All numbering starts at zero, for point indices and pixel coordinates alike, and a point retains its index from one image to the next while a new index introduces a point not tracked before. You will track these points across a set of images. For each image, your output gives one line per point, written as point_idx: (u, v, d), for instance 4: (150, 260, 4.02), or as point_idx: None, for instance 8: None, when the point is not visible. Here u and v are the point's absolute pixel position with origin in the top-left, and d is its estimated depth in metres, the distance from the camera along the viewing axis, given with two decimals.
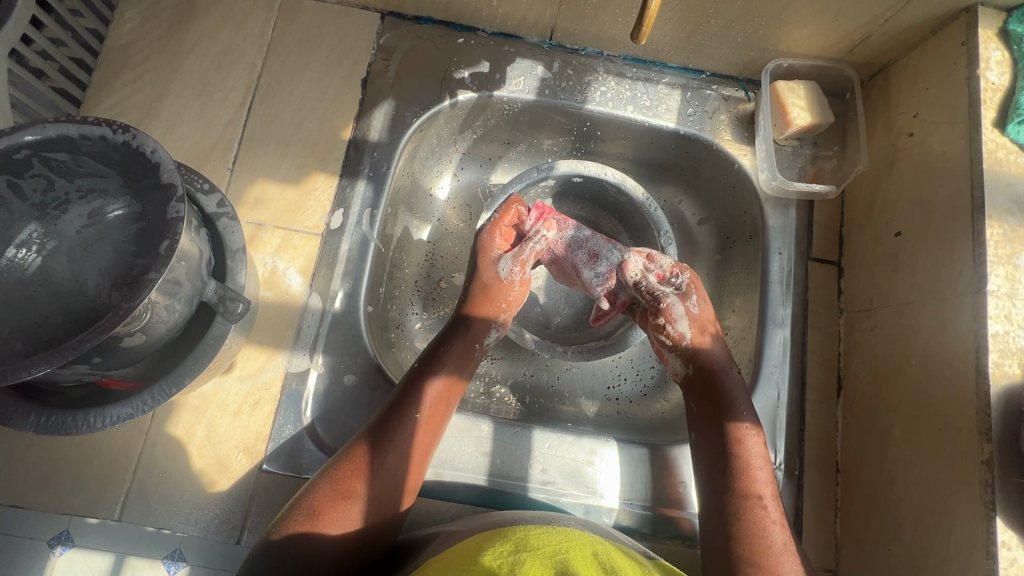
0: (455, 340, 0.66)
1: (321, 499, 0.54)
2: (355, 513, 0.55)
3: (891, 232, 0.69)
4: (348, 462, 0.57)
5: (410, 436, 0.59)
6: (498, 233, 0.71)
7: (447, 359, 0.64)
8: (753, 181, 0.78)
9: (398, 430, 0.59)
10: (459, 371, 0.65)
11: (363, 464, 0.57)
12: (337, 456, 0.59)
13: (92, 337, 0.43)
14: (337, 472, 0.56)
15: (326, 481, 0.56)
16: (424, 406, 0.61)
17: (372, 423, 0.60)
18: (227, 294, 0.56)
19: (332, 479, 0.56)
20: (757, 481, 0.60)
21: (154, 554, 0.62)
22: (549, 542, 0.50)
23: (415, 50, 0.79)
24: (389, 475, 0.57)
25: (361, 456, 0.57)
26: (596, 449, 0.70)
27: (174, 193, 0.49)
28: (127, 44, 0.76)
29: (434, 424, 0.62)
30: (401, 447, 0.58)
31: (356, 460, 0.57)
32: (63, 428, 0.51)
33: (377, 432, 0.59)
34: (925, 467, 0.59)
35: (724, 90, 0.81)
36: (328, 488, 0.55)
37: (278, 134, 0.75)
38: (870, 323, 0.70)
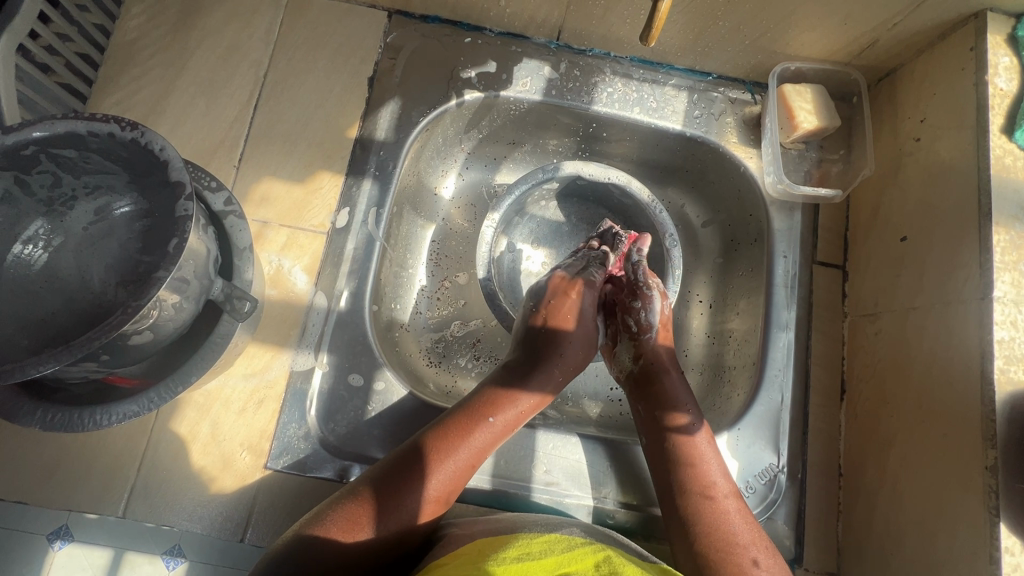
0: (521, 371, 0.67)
1: (357, 510, 0.55)
2: (383, 529, 0.55)
3: (896, 236, 0.69)
4: (396, 473, 0.58)
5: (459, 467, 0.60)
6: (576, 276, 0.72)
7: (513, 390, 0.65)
8: (759, 183, 0.78)
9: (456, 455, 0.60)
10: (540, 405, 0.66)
11: (412, 479, 0.57)
12: (379, 467, 0.59)
13: (100, 333, 0.43)
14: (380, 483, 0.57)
15: (372, 489, 0.56)
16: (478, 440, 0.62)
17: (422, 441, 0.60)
18: (234, 293, 0.55)
19: (368, 492, 0.56)
20: (710, 483, 0.62)
21: (152, 550, 0.62)
22: (552, 551, 0.51)
23: (422, 49, 0.79)
24: (425, 499, 0.58)
25: (417, 474, 0.58)
26: (599, 451, 0.70)
27: (182, 191, 0.49)
28: (133, 40, 0.75)
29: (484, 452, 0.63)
30: (444, 474, 0.59)
31: (408, 474, 0.58)
32: (69, 425, 0.50)
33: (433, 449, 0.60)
34: (928, 471, 0.59)
35: (731, 93, 0.81)
36: (372, 497, 0.56)
37: (285, 132, 0.75)
38: (874, 327, 0.70)
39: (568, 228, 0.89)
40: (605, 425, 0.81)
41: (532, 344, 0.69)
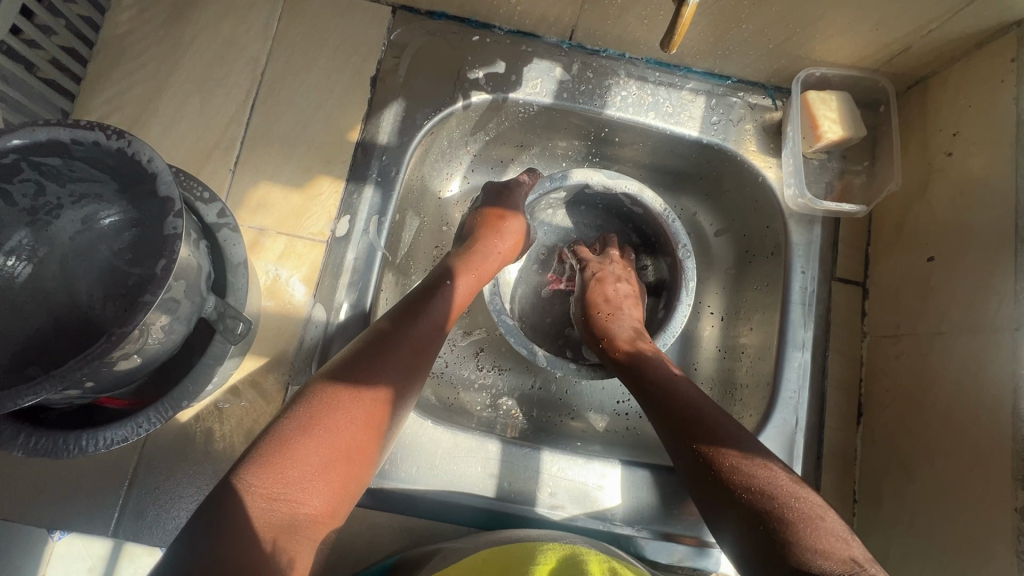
0: (426, 302, 0.60)
1: (269, 470, 0.46)
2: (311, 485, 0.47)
3: (922, 256, 0.66)
4: (284, 432, 0.48)
5: (378, 392, 0.52)
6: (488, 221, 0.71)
7: (422, 323, 0.58)
8: (778, 196, 0.75)
9: (358, 396, 0.51)
10: (441, 325, 0.60)
11: (326, 422, 0.49)
12: (283, 419, 0.49)
13: (83, 363, 0.40)
14: (267, 447, 0.47)
15: (261, 455, 0.47)
16: (389, 359, 0.54)
17: (330, 373, 0.53)
18: (227, 311, 0.53)
19: (275, 447, 0.47)
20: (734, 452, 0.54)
21: (150, 543, 0.61)
22: (564, 556, 0.53)
23: (427, 47, 0.75)
24: (352, 440, 0.50)
25: (313, 428, 0.48)
26: (605, 473, 0.67)
27: (171, 207, 0.46)
28: (124, 34, 0.72)
29: (401, 393, 0.55)
30: (364, 404, 0.51)
31: (298, 433, 0.48)
32: (53, 451, 0.47)
33: (327, 398, 0.51)
34: (952, 507, 0.56)
35: (751, 98, 0.78)
36: (266, 464, 0.46)
37: (283, 134, 0.71)
38: (896, 350, 0.67)
39: (577, 236, 0.86)
40: (612, 442, 0.78)
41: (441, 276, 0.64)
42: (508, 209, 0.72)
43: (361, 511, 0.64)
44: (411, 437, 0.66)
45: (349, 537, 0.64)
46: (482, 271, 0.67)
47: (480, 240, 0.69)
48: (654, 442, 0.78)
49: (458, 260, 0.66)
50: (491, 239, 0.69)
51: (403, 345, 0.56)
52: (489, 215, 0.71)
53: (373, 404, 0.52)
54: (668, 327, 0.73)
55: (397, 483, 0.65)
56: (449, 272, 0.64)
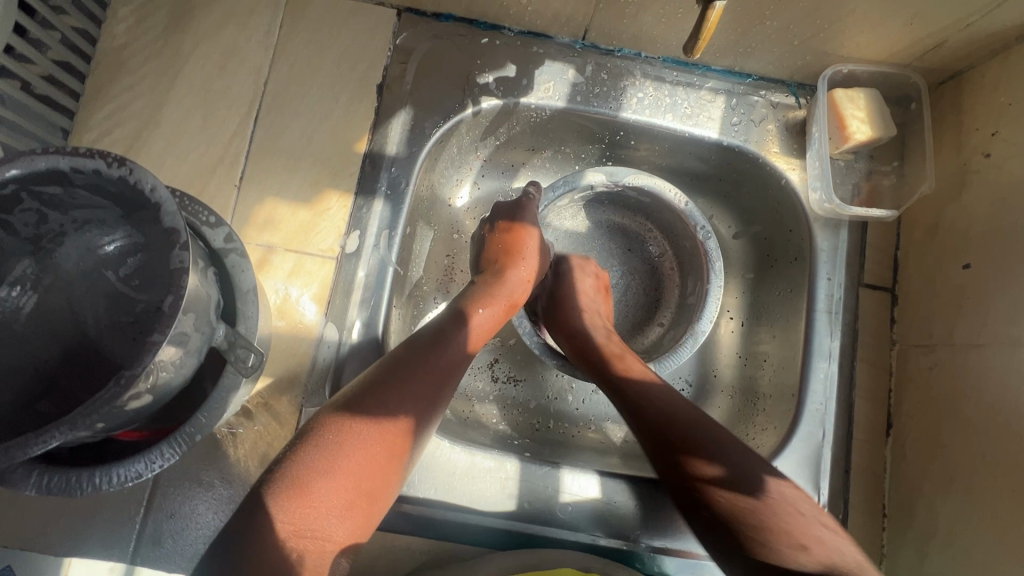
0: (452, 330, 0.58)
1: (291, 499, 0.44)
2: (333, 516, 0.45)
3: (957, 263, 0.63)
4: (303, 464, 0.46)
5: (403, 421, 0.51)
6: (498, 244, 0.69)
7: (447, 348, 0.56)
8: (801, 199, 0.72)
9: (385, 425, 0.49)
10: (464, 352, 0.58)
11: (349, 452, 0.47)
12: (302, 444, 0.47)
13: (93, 408, 0.39)
14: (287, 480, 0.45)
15: (282, 483, 0.45)
16: (414, 388, 0.52)
17: (351, 398, 0.51)
18: (238, 341, 0.51)
19: (297, 476, 0.45)
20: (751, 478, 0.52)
21: (167, 567, 0.60)
22: None
23: (434, 51, 0.72)
24: (375, 470, 0.48)
25: (335, 460, 0.46)
26: (626, 490, 0.66)
27: (177, 239, 0.44)
28: (122, 46, 0.69)
29: (425, 420, 0.53)
30: (389, 435, 0.49)
31: (320, 465, 0.46)
32: (67, 490, 0.46)
33: (351, 426, 0.48)
34: (990, 528, 0.55)
35: (773, 96, 0.74)
36: (286, 500, 0.44)
37: (288, 147, 0.69)
38: (928, 361, 0.64)
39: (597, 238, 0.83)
40: (630, 455, 0.77)
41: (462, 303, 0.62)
42: (519, 223, 0.69)
43: (379, 535, 0.63)
44: (427, 458, 0.64)
45: (368, 561, 0.63)
46: (508, 299, 0.65)
47: (503, 264, 0.67)
48: None
49: (480, 287, 0.65)
50: (517, 264, 0.67)
51: (427, 373, 0.53)
52: (507, 238, 0.69)
53: (398, 433, 0.50)
54: (703, 313, 0.71)
55: (415, 504, 0.63)
56: (474, 301, 0.63)
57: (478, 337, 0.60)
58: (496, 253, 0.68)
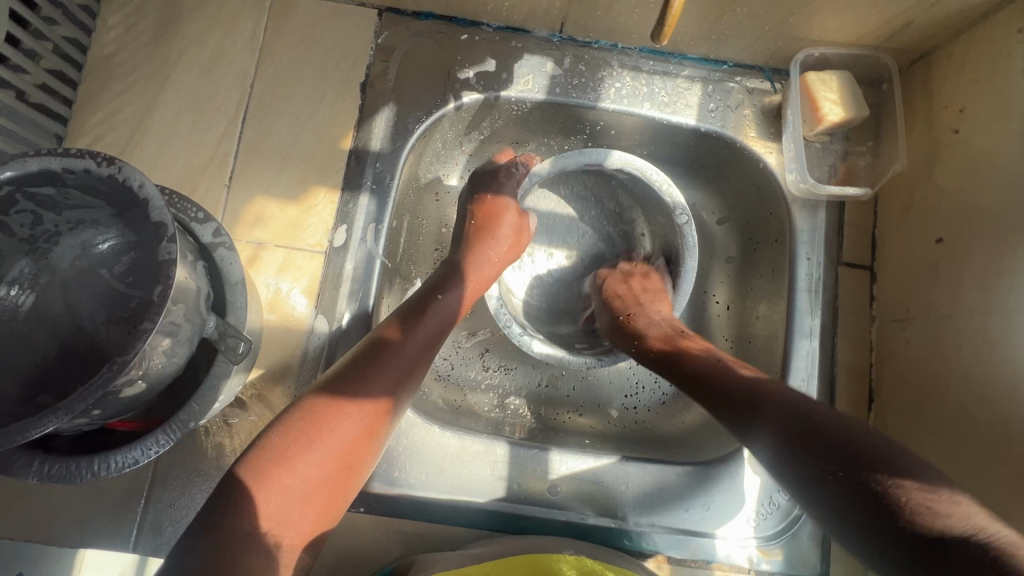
0: (426, 309, 0.59)
1: (263, 474, 0.46)
2: (306, 490, 0.47)
3: (930, 237, 0.64)
4: (261, 460, 0.47)
5: (376, 399, 0.52)
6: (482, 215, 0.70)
7: (408, 340, 0.56)
8: (779, 181, 0.73)
9: (358, 404, 0.51)
10: (438, 331, 0.59)
11: (322, 429, 0.49)
12: (279, 422, 0.49)
13: (87, 393, 0.41)
14: (243, 477, 0.46)
15: (257, 458, 0.47)
16: (388, 367, 0.54)
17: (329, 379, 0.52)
18: (228, 331, 0.53)
19: (272, 451, 0.47)
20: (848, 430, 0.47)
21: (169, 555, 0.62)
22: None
23: (415, 49, 0.74)
24: (348, 447, 0.50)
25: (290, 457, 0.47)
26: (614, 470, 0.67)
27: (165, 232, 0.46)
28: (112, 53, 0.71)
29: (400, 398, 0.54)
30: (362, 413, 0.51)
31: (275, 464, 0.46)
32: (67, 477, 0.48)
33: (325, 405, 0.50)
34: (966, 493, 0.56)
35: (749, 82, 0.76)
36: (258, 470, 0.46)
37: (275, 146, 0.71)
38: (906, 335, 0.66)
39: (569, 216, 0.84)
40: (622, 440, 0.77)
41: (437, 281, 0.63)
42: (497, 205, 0.70)
43: (373, 519, 0.65)
44: (418, 444, 0.66)
45: (362, 545, 0.65)
46: (476, 281, 0.66)
47: (474, 240, 0.69)
48: (665, 438, 0.76)
49: (454, 266, 0.66)
50: (486, 240, 0.69)
51: (399, 352, 0.55)
52: (479, 211, 0.70)
53: (372, 411, 0.52)
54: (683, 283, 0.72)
55: (407, 488, 0.65)
56: (448, 279, 0.63)
57: (445, 323, 0.60)
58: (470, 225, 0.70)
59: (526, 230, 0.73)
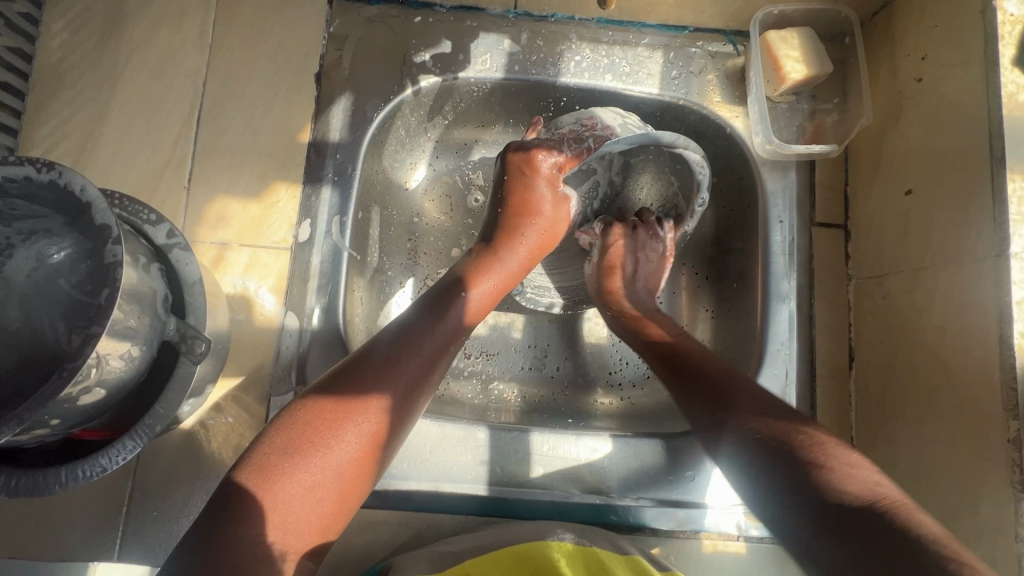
0: (434, 320, 0.55)
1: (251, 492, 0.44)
2: (299, 508, 0.45)
3: (900, 190, 0.63)
4: (239, 494, 0.44)
5: (376, 419, 0.49)
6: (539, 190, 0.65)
7: (405, 366, 0.52)
8: (746, 145, 0.72)
9: (355, 421, 0.48)
10: (447, 346, 0.55)
11: (317, 447, 0.46)
12: (269, 438, 0.47)
13: (36, 402, 0.40)
14: (223, 511, 0.43)
15: (247, 474, 0.45)
16: (390, 387, 0.50)
17: (324, 394, 0.49)
18: (188, 332, 0.52)
19: (260, 468, 0.45)
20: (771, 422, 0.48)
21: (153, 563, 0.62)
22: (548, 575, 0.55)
23: (369, 35, 0.72)
24: (343, 466, 0.47)
25: (274, 491, 0.44)
26: (596, 447, 0.67)
27: (109, 235, 0.45)
28: (58, 61, 0.70)
29: (402, 415, 0.51)
30: (360, 432, 0.48)
31: (262, 485, 0.44)
32: (35, 489, 0.48)
33: (319, 421, 0.48)
34: (945, 443, 0.55)
35: (711, 46, 0.74)
36: (248, 487, 0.44)
37: (232, 144, 0.70)
38: (881, 291, 0.65)
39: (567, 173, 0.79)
40: (607, 417, 0.75)
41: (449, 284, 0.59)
42: (534, 203, 0.65)
43: (358, 512, 0.65)
44: None
45: (350, 538, 0.65)
46: (503, 277, 0.62)
47: (511, 229, 0.64)
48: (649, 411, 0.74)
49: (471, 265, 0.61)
50: (525, 229, 0.64)
51: (403, 369, 0.51)
52: (518, 196, 0.65)
53: (370, 430, 0.49)
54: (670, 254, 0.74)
55: (390, 479, 0.65)
56: (464, 281, 0.59)
57: (450, 340, 0.55)
58: (505, 209, 0.65)
59: (563, 212, 0.68)
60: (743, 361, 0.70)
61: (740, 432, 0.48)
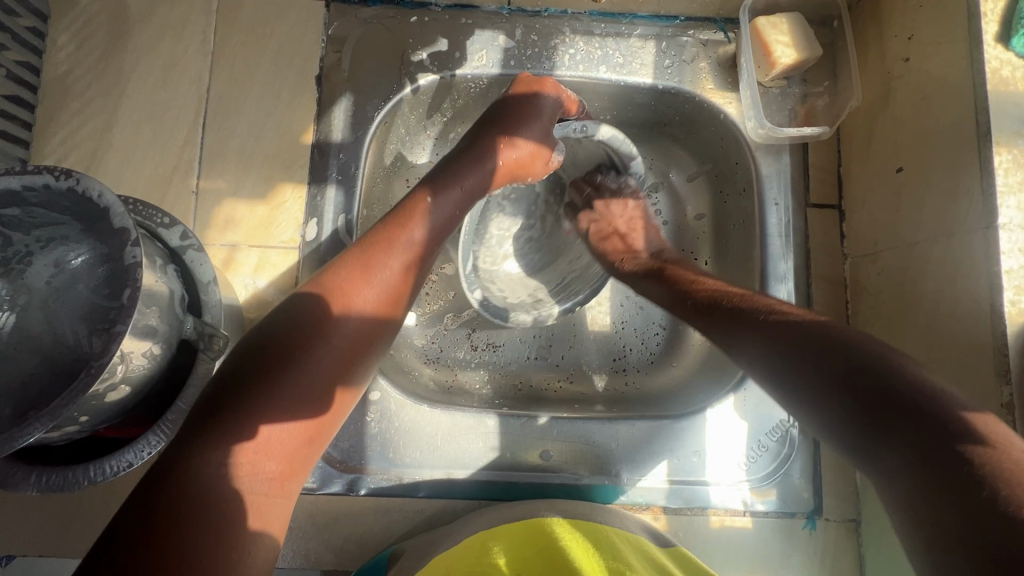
0: (361, 270, 0.48)
1: (182, 462, 0.38)
2: (247, 474, 0.39)
3: (892, 168, 0.65)
4: (169, 470, 0.38)
5: (323, 367, 0.44)
6: (524, 151, 0.61)
7: (369, 293, 0.48)
8: (740, 130, 0.73)
9: (297, 375, 0.43)
10: (392, 292, 0.49)
11: (258, 401, 0.41)
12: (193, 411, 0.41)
13: (68, 400, 0.42)
14: (168, 469, 0.38)
15: (175, 449, 0.39)
16: (334, 333, 0.45)
17: (243, 352, 0.44)
18: (206, 329, 0.54)
19: (192, 437, 0.39)
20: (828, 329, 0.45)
21: None
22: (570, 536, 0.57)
23: (366, 36, 0.74)
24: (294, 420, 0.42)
25: (213, 459, 0.38)
26: (602, 429, 0.69)
27: (128, 237, 0.46)
28: (66, 72, 0.72)
29: (351, 366, 0.46)
30: (304, 384, 0.43)
31: (200, 451, 0.39)
32: (65, 485, 0.49)
33: (250, 376, 0.42)
34: None
35: (702, 34, 0.76)
36: (175, 466, 0.38)
37: (238, 148, 0.72)
38: (876, 267, 0.66)
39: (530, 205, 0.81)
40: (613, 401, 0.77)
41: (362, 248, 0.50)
42: (510, 126, 0.61)
43: (374, 500, 0.67)
44: (410, 423, 0.67)
45: (367, 526, 0.66)
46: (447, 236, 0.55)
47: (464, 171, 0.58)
48: (653, 396, 0.76)
49: (383, 230, 0.51)
50: (499, 173, 0.61)
51: (342, 318, 0.46)
52: (473, 159, 0.59)
53: (316, 383, 0.44)
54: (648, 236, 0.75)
55: (404, 469, 0.67)
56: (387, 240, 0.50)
57: (413, 260, 0.52)
58: (444, 172, 0.58)
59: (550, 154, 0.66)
60: None
61: (762, 346, 0.48)
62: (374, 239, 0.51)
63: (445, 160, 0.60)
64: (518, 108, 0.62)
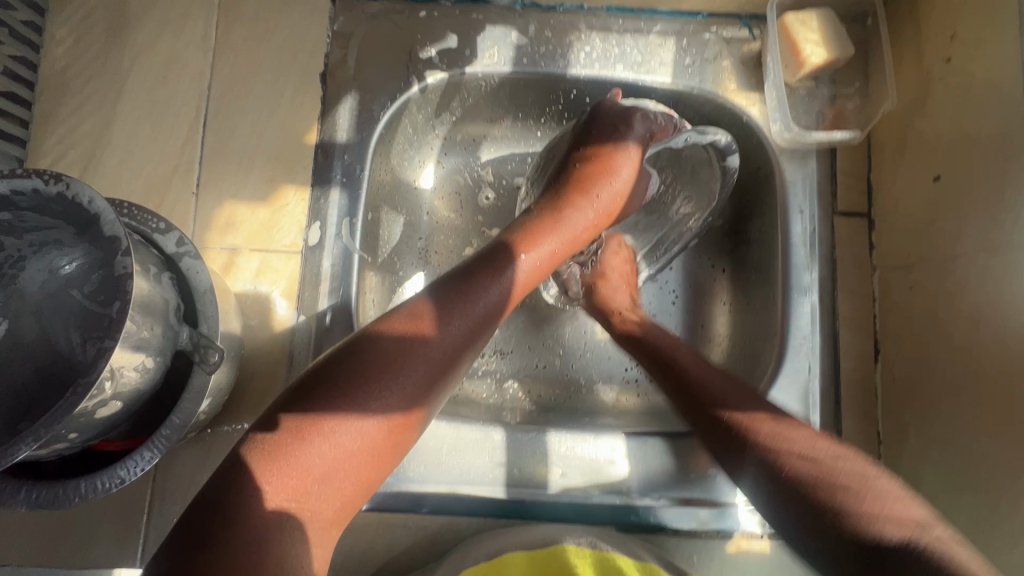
0: (477, 286, 0.50)
1: (265, 453, 0.41)
2: (310, 482, 0.41)
3: (929, 176, 0.61)
4: (256, 458, 0.41)
5: (407, 392, 0.45)
6: (629, 170, 0.64)
7: (447, 330, 0.47)
8: (764, 133, 0.69)
9: (379, 398, 0.44)
10: (495, 310, 0.50)
11: (337, 412, 0.43)
12: (287, 399, 0.44)
13: (55, 417, 0.40)
14: (252, 457, 0.41)
15: (266, 434, 0.42)
16: (424, 358, 0.46)
17: (339, 354, 0.45)
18: (202, 341, 0.52)
19: (277, 430, 0.42)
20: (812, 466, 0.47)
21: None
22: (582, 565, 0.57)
23: (373, 32, 0.71)
24: (363, 440, 0.43)
25: (290, 462, 0.41)
26: (614, 446, 0.66)
27: (118, 246, 0.44)
28: (63, 68, 0.69)
29: (429, 396, 0.47)
30: (382, 409, 0.44)
31: (281, 449, 0.41)
32: (56, 501, 0.47)
33: (338, 385, 0.43)
34: (976, 440, 0.54)
35: (726, 31, 0.72)
36: (258, 459, 0.41)
37: (240, 148, 0.69)
38: (908, 282, 0.63)
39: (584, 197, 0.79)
40: (626, 415, 0.74)
41: (481, 260, 0.52)
42: (622, 137, 0.64)
43: (376, 515, 0.65)
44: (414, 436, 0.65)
45: (369, 541, 0.64)
46: (569, 241, 0.59)
47: (584, 188, 0.61)
48: (667, 409, 0.73)
49: (512, 238, 0.55)
50: (584, 204, 0.61)
51: (432, 345, 0.46)
52: (591, 162, 0.63)
53: (396, 408, 0.44)
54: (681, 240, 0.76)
55: (408, 483, 0.64)
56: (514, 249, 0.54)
57: (523, 285, 0.54)
58: (563, 180, 0.63)
59: (640, 187, 0.68)
60: (764, 357, 0.68)
61: (763, 467, 0.49)
62: (469, 269, 0.51)
63: (555, 172, 0.66)
64: (615, 142, 0.64)
